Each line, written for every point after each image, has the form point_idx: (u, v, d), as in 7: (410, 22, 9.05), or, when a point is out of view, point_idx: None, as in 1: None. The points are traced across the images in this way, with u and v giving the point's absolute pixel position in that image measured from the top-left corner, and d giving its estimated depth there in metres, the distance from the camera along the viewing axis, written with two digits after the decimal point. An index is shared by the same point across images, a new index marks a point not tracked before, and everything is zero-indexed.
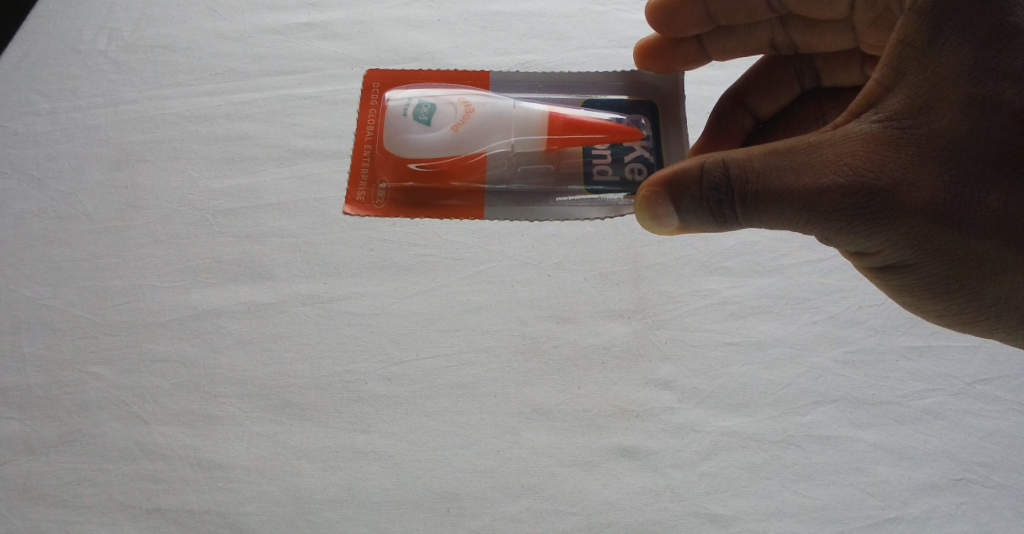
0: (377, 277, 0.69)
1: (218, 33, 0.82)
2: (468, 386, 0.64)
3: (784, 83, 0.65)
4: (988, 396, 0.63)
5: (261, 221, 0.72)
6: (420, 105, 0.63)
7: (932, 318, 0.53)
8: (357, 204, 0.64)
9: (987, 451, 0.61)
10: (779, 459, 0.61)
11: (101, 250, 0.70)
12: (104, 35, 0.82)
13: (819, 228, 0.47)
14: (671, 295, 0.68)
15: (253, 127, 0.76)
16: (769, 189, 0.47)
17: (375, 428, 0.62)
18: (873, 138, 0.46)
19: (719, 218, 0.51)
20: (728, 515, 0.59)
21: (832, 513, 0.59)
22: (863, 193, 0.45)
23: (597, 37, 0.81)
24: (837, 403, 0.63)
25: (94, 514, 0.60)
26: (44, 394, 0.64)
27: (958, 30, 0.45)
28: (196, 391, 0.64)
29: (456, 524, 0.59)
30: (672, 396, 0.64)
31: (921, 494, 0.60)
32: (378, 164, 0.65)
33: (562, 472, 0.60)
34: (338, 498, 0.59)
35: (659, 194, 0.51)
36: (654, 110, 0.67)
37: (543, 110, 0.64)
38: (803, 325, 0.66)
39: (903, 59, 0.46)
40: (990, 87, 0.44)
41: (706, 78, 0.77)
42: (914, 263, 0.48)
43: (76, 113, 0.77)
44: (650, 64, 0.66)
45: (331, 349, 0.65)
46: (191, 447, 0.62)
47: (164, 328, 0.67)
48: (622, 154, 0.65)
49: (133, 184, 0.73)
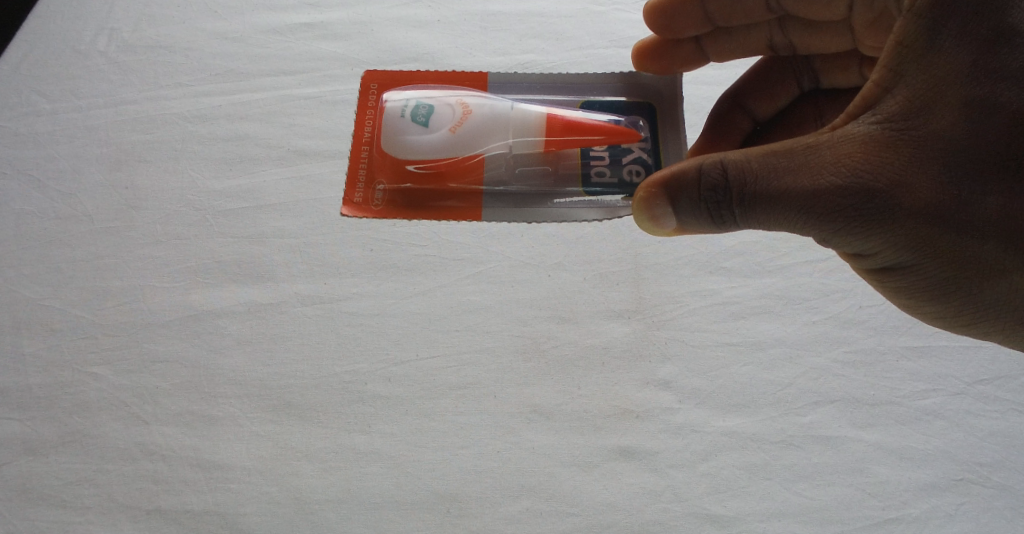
0: (377, 277, 0.69)
1: (219, 34, 0.82)
2: (468, 386, 0.64)
3: (783, 84, 0.65)
4: (988, 397, 0.63)
5: (261, 221, 0.72)
6: (418, 106, 0.63)
7: (931, 320, 0.52)
8: (354, 206, 0.65)
9: (987, 451, 0.61)
10: (779, 459, 0.61)
11: (101, 251, 0.70)
12: (104, 36, 0.82)
13: (817, 229, 0.47)
14: (671, 295, 0.68)
15: (253, 127, 0.76)
16: (767, 190, 0.47)
17: (376, 428, 0.62)
18: (872, 139, 0.46)
19: (717, 219, 0.51)
20: (727, 515, 0.59)
21: (832, 514, 0.59)
22: (861, 194, 0.45)
23: (597, 37, 0.81)
24: (838, 403, 0.63)
25: (94, 514, 0.60)
26: (44, 395, 0.64)
27: (956, 31, 0.45)
28: (196, 391, 0.64)
29: (456, 525, 0.59)
30: (673, 396, 0.64)
31: (921, 494, 0.60)
32: (377, 165, 0.65)
33: (562, 473, 0.60)
34: (338, 499, 0.59)
35: (657, 194, 0.51)
36: (653, 112, 0.67)
37: (541, 111, 0.64)
38: (803, 325, 0.66)
39: (902, 61, 0.46)
40: (989, 88, 0.44)
41: (706, 78, 0.77)
42: (913, 265, 0.48)
43: (77, 113, 0.77)
44: (649, 65, 0.65)
45: (331, 350, 0.65)
46: (191, 447, 0.62)
47: (164, 329, 0.67)
48: (620, 156, 0.65)
49: (133, 185, 0.74)
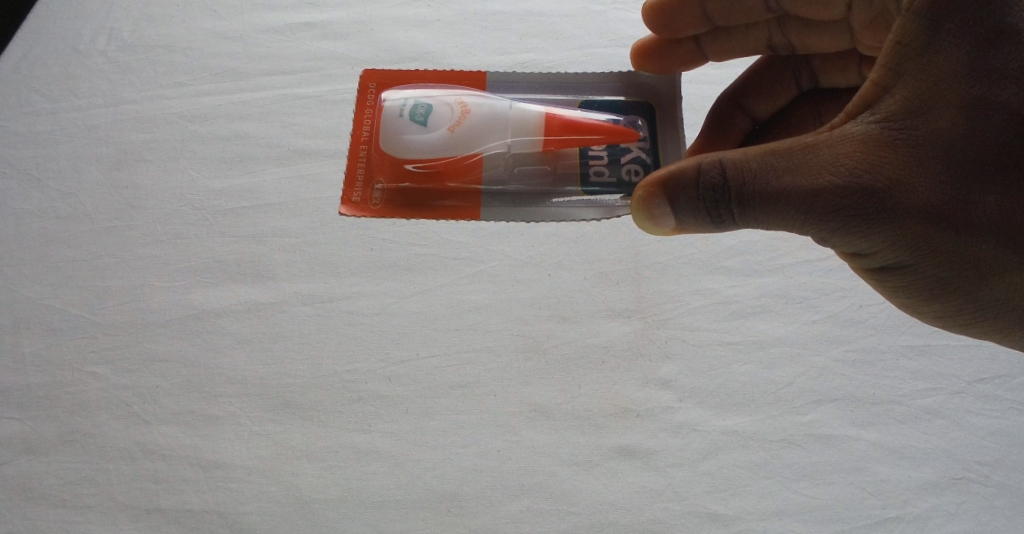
0: (376, 277, 0.69)
1: (218, 33, 0.82)
2: (468, 385, 0.64)
3: (782, 83, 0.65)
4: (988, 396, 0.63)
5: (261, 221, 0.72)
6: (417, 106, 0.63)
7: (931, 319, 0.52)
8: (353, 205, 0.65)
9: (987, 450, 0.61)
10: (779, 459, 0.61)
11: (101, 250, 0.70)
12: (104, 35, 0.82)
13: (816, 228, 0.47)
14: (671, 294, 0.68)
15: (253, 127, 0.76)
16: (765, 189, 0.47)
17: (376, 427, 0.62)
18: (870, 139, 0.45)
19: (716, 218, 0.51)
20: (727, 514, 0.59)
21: (831, 513, 0.59)
22: (859, 194, 0.45)
23: (597, 36, 0.81)
24: (838, 402, 0.63)
25: (95, 514, 0.60)
26: (44, 394, 0.64)
27: (956, 30, 0.45)
28: (196, 391, 0.64)
29: (456, 524, 0.59)
30: (672, 396, 0.64)
31: (921, 494, 0.60)
32: (375, 165, 0.65)
33: (562, 472, 0.60)
34: (338, 498, 0.60)
35: (656, 194, 0.51)
36: (652, 111, 0.67)
37: (540, 111, 0.64)
38: (803, 324, 0.66)
39: (901, 61, 0.46)
40: (989, 88, 0.44)
41: (705, 78, 0.77)
42: (911, 264, 0.47)
43: (77, 113, 0.77)
44: (647, 64, 0.65)
45: (331, 349, 0.65)
46: (191, 447, 0.62)
47: (165, 328, 0.67)
48: (619, 155, 0.65)
49: (133, 184, 0.74)
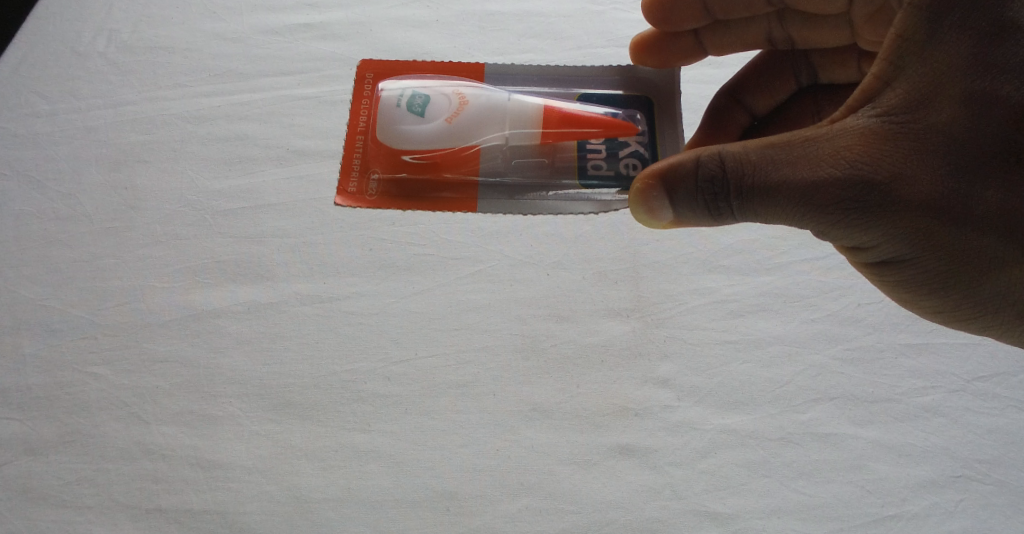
0: (377, 277, 0.69)
1: (218, 34, 0.82)
2: (468, 385, 0.64)
3: (780, 79, 0.65)
4: (988, 393, 0.63)
5: (261, 221, 0.72)
6: (414, 96, 0.63)
7: (927, 314, 0.53)
8: (349, 195, 0.64)
9: (986, 448, 0.61)
10: (779, 457, 0.61)
11: (101, 251, 0.70)
12: (104, 36, 0.82)
13: (814, 221, 0.47)
14: (670, 294, 0.68)
15: (253, 127, 0.76)
16: (765, 181, 0.47)
17: (375, 427, 0.62)
18: (870, 133, 0.46)
19: (714, 211, 0.50)
20: (727, 513, 0.59)
21: (831, 511, 0.59)
22: (859, 187, 0.45)
23: (596, 36, 0.81)
24: (837, 401, 0.63)
25: (94, 514, 0.60)
26: (44, 394, 0.64)
27: (957, 24, 0.45)
28: (196, 391, 0.64)
29: (456, 523, 0.59)
30: (672, 394, 0.64)
31: (920, 491, 0.60)
32: (371, 155, 0.65)
33: (561, 471, 0.60)
34: (337, 498, 0.59)
35: (653, 187, 0.51)
36: (649, 105, 0.67)
37: (538, 103, 0.64)
38: (802, 323, 0.66)
39: (902, 54, 0.46)
40: (990, 82, 0.44)
41: (703, 78, 0.78)
42: (910, 259, 0.48)
43: (76, 114, 0.77)
44: (646, 59, 0.66)
45: (331, 349, 0.65)
46: (191, 446, 0.62)
47: (164, 328, 0.67)
48: (617, 149, 0.65)
49: (133, 185, 0.74)
